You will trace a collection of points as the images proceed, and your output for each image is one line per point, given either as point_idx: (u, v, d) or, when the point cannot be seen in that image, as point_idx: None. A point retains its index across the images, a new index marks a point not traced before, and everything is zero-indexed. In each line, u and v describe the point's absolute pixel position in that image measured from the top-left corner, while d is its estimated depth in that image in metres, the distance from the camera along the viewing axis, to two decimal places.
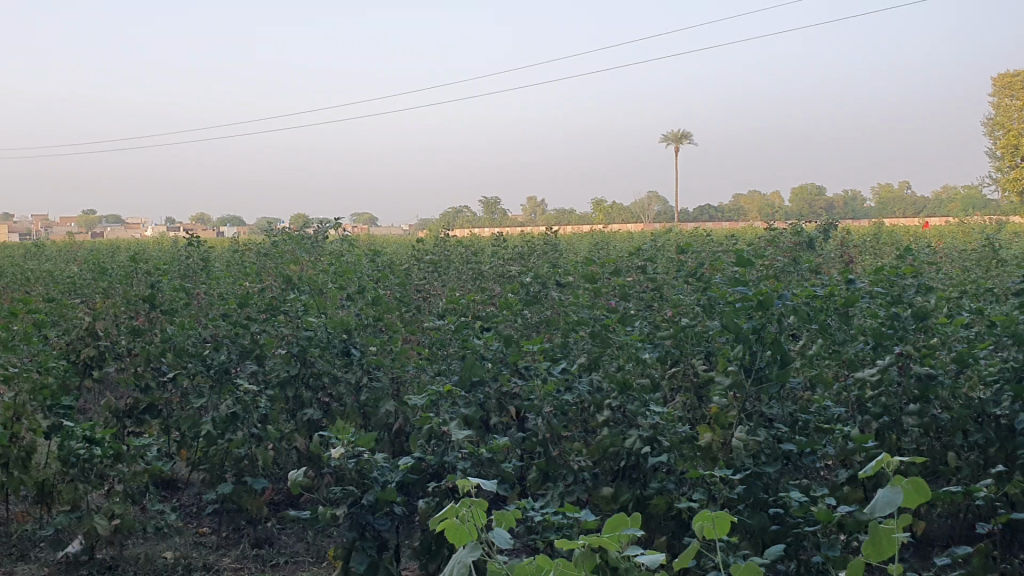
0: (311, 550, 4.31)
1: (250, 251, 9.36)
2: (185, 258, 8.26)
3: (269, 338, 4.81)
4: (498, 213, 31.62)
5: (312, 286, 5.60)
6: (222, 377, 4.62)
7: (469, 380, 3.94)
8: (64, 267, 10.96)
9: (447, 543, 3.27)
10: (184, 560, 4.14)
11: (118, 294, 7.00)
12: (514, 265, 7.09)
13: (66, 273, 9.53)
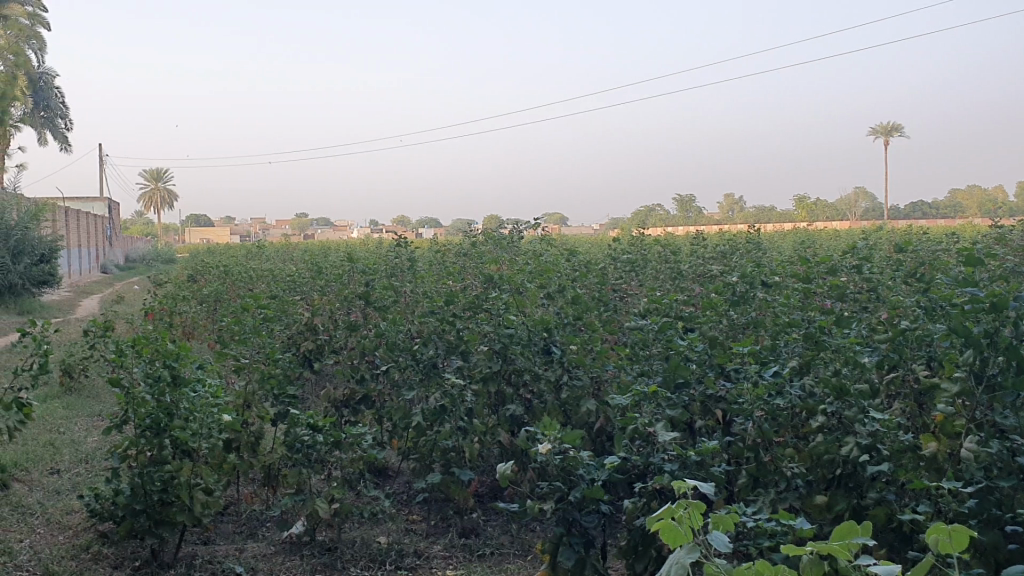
0: (516, 544, 4.39)
1: (451, 251, 9.65)
2: (393, 259, 8.61)
3: (473, 334, 4.92)
4: (693, 213, 31.05)
5: (513, 285, 5.69)
6: (430, 372, 4.86)
7: (674, 381, 3.91)
8: (283, 267, 11.74)
9: (655, 544, 3.25)
10: (397, 545, 4.33)
11: (332, 292, 7.38)
12: (715, 265, 6.91)
13: (285, 273, 10.20)
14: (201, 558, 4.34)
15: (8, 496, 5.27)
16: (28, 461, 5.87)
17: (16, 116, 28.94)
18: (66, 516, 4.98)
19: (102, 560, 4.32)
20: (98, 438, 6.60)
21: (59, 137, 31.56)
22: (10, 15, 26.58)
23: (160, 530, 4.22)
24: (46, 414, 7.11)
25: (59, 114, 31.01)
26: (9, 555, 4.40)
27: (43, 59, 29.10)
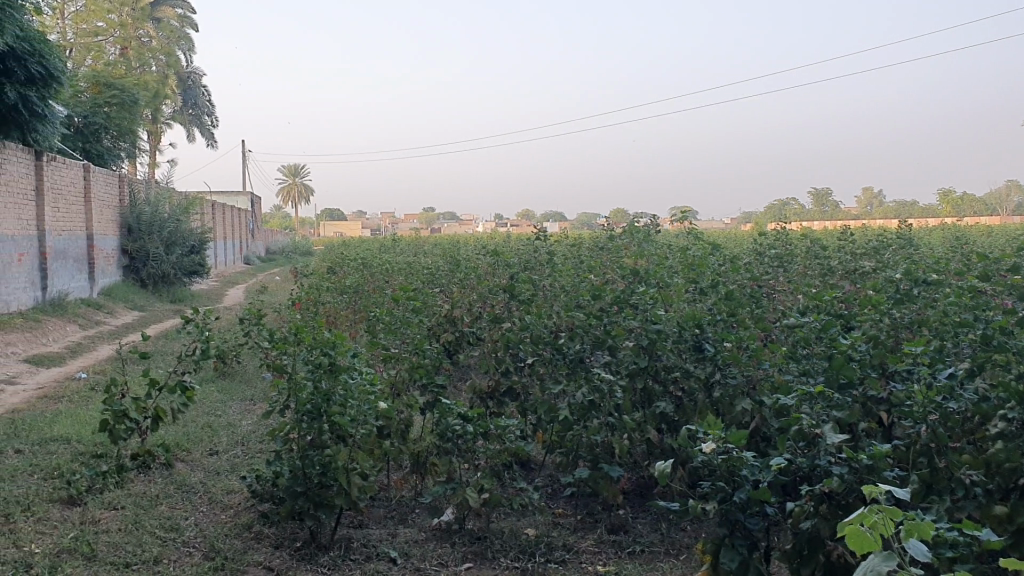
0: (667, 542, 4.32)
1: (587, 246, 9.61)
2: (532, 252, 8.64)
3: (621, 329, 4.81)
4: (828, 206, 30.19)
5: (660, 279, 5.61)
6: (577, 366, 4.74)
7: (838, 381, 3.81)
8: (420, 259, 12.01)
9: (822, 548, 3.14)
10: (545, 538, 4.33)
11: (474, 285, 7.44)
12: (869, 261, 6.66)
13: (423, 266, 10.43)
14: (356, 541, 4.46)
15: (174, 475, 5.56)
16: (189, 443, 6.18)
17: (166, 114, 30.52)
18: (227, 495, 5.21)
19: (263, 539, 4.51)
20: (253, 421, 6.87)
21: (205, 133, 33.09)
22: (162, 18, 28.03)
23: (318, 512, 4.37)
24: (205, 397, 7.47)
25: (205, 111, 32.56)
26: (178, 531, 4.64)
27: (191, 59, 30.56)
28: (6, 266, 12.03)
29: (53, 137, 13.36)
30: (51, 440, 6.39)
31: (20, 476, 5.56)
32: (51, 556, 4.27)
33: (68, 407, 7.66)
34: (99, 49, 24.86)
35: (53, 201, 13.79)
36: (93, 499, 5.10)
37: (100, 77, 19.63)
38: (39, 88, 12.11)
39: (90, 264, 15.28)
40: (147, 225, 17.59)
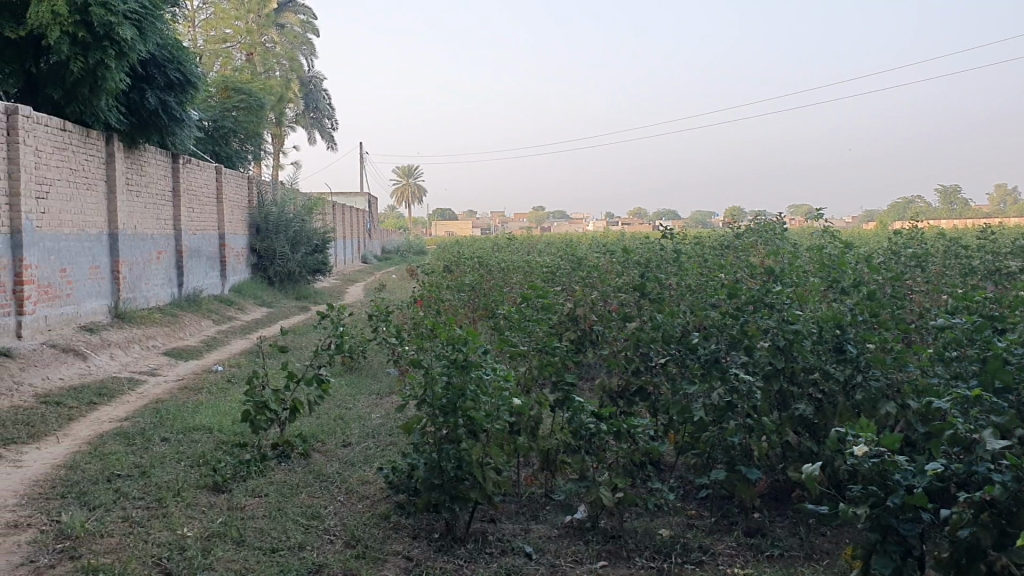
0: (806, 547, 4.23)
1: (712, 244, 9.50)
2: (657, 251, 8.55)
3: (757, 329, 4.71)
4: (958, 204, 28.94)
5: (796, 279, 5.49)
6: (711, 366, 4.65)
7: (993, 385, 3.69)
8: (540, 258, 12.09)
9: (983, 558, 3.01)
10: (680, 539, 4.30)
11: (599, 285, 7.42)
12: (1017, 261, 6.37)
13: (544, 264, 10.51)
14: (491, 535, 4.53)
15: (311, 465, 5.77)
16: (324, 435, 6.40)
17: (289, 116, 31.54)
18: (363, 486, 5.35)
19: (401, 530, 4.63)
20: (382, 415, 7.04)
21: (325, 135, 34.04)
22: (286, 24, 28.99)
23: (454, 504, 4.45)
24: (335, 391, 7.71)
25: (326, 115, 33.59)
26: (319, 519, 4.81)
27: (313, 63, 31.52)
28: (146, 264, 12.67)
29: (189, 140, 14.00)
30: (194, 429, 6.71)
31: (168, 463, 5.86)
32: (203, 539, 4.49)
33: (208, 398, 8.02)
34: (227, 54, 25.92)
35: (188, 201, 14.44)
36: (237, 486, 5.33)
37: (228, 82, 20.45)
38: (178, 93, 12.72)
39: (221, 262, 15.96)
40: (274, 224, 18.23)
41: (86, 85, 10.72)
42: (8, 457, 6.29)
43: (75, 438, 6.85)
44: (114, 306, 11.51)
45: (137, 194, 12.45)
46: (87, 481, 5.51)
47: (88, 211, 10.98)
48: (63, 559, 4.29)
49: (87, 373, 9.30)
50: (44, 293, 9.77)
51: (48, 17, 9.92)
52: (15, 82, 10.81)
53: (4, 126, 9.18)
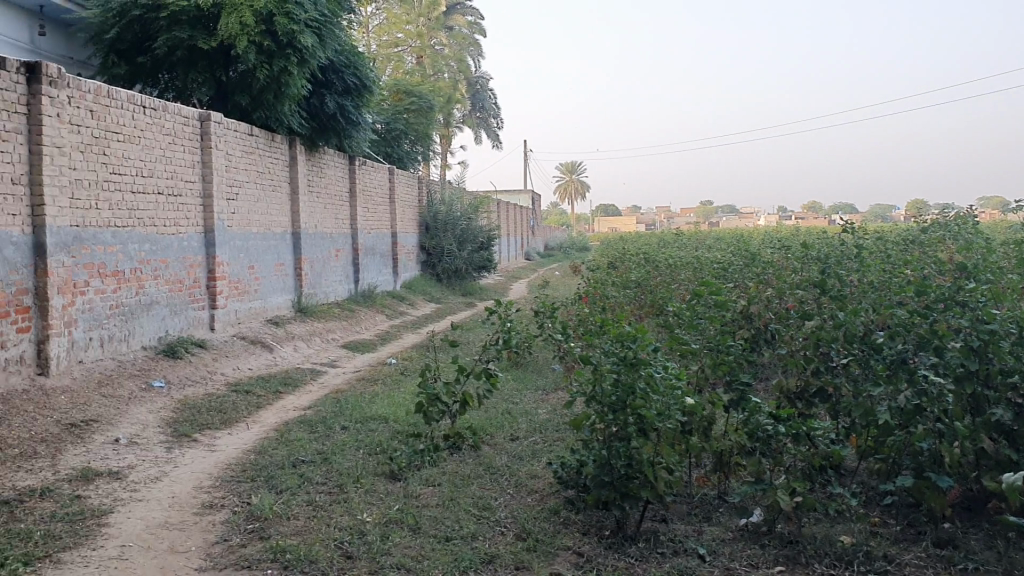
0: (1004, 561, 3.95)
1: (894, 239, 9.04)
2: (836, 246, 8.20)
3: (947, 329, 4.41)
4: None
5: (993, 277, 5.13)
6: (898, 367, 4.39)
7: None
8: (708, 254, 11.87)
9: None
10: (864, 547, 4.11)
11: (773, 281, 7.19)
12: None
13: (713, 260, 10.31)
14: (662, 535, 4.47)
15: (482, 457, 5.88)
16: (494, 428, 6.51)
17: (457, 117, 32.27)
18: (532, 480, 5.40)
19: (571, 525, 4.64)
20: (550, 410, 7.09)
21: (491, 135, 34.60)
22: (455, 26, 29.71)
23: (625, 502, 4.42)
24: (504, 386, 7.84)
25: (492, 114, 34.18)
26: (490, 510, 4.89)
27: (480, 63, 32.12)
28: (325, 261, 13.28)
29: (365, 143, 14.55)
30: (371, 419, 6.97)
31: (348, 450, 6.12)
32: (381, 525, 4.65)
33: (383, 389, 8.32)
34: (399, 58, 26.77)
35: (364, 201, 15.02)
36: (412, 475, 5.50)
37: (401, 86, 21.13)
38: (354, 98, 13.24)
39: (393, 259, 16.53)
40: (443, 222, 18.72)
41: (271, 92, 11.33)
42: (204, 441, 6.73)
43: (262, 425, 7.26)
44: (297, 301, 12.13)
45: (317, 195, 13.06)
46: (273, 465, 5.83)
47: (273, 211, 11.60)
48: (253, 539, 4.56)
49: (273, 363, 9.84)
50: (234, 288, 10.40)
51: (237, 28, 10.58)
52: (208, 90, 11.59)
53: (199, 132, 9.80)
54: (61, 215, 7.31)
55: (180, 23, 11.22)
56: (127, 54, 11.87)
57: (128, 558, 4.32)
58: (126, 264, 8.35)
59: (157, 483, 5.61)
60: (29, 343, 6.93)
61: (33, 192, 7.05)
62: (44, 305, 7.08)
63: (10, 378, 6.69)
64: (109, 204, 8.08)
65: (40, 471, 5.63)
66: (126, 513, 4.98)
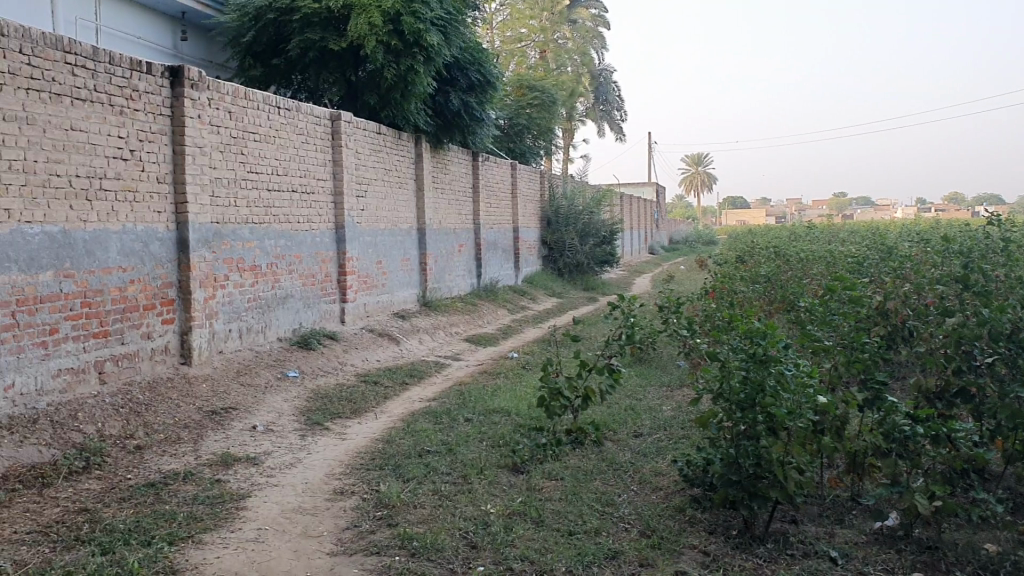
0: None
1: None
2: (981, 240, 7.77)
3: None
4: None
5: None
6: None
7: None
8: (840, 248, 11.47)
9: None
10: (1009, 556, 3.89)
11: (912, 276, 6.87)
12: None
13: (845, 255, 9.96)
14: (792, 536, 4.34)
15: (605, 452, 5.86)
16: (617, 424, 6.48)
17: (580, 110, 32.22)
18: (656, 477, 5.34)
19: (697, 523, 4.57)
20: (674, 407, 7.00)
21: (615, 128, 34.38)
22: (578, 19, 29.65)
23: (753, 502, 4.31)
24: (626, 381, 7.79)
25: (616, 106, 33.98)
26: (614, 506, 4.86)
27: (603, 56, 31.97)
28: (449, 255, 13.49)
29: (489, 139, 14.65)
30: (494, 412, 7.03)
31: (471, 442, 6.19)
32: (505, 517, 4.69)
33: (505, 383, 8.40)
34: (522, 54, 26.97)
35: (487, 196, 15.17)
36: (535, 468, 5.52)
37: (523, 81, 21.24)
38: (479, 94, 13.35)
39: (515, 254, 16.64)
40: (566, 216, 18.73)
41: (398, 90, 11.53)
42: (334, 429, 6.95)
43: (389, 415, 7.43)
44: (422, 295, 12.38)
45: (442, 191, 13.27)
46: (400, 454, 5.96)
47: (400, 207, 11.84)
48: (382, 525, 4.67)
49: (399, 356, 10.06)
50: (363, 282, 10.68)
51: (366, 28, 10.88)
52: (338, 90, 11.93)
53: (330, 132, 10.08)
54: (202, 212, 7.67)
55: (312, 25, 11.62)
56: (262, 57, 12.34)
57: (264, 540, 4.50)
58: (262, 260, 8.69)
59: (291, 470, 5.82)
60: (173, 334, 7.33)
61: (176, 191, 7.42)
62: (188, 298, 7.45)
63: (156, 366, 7.10)
64: (246, 202, 8.41)
65: (183, 455, 5.93)
66: (262, 497, 5.19)
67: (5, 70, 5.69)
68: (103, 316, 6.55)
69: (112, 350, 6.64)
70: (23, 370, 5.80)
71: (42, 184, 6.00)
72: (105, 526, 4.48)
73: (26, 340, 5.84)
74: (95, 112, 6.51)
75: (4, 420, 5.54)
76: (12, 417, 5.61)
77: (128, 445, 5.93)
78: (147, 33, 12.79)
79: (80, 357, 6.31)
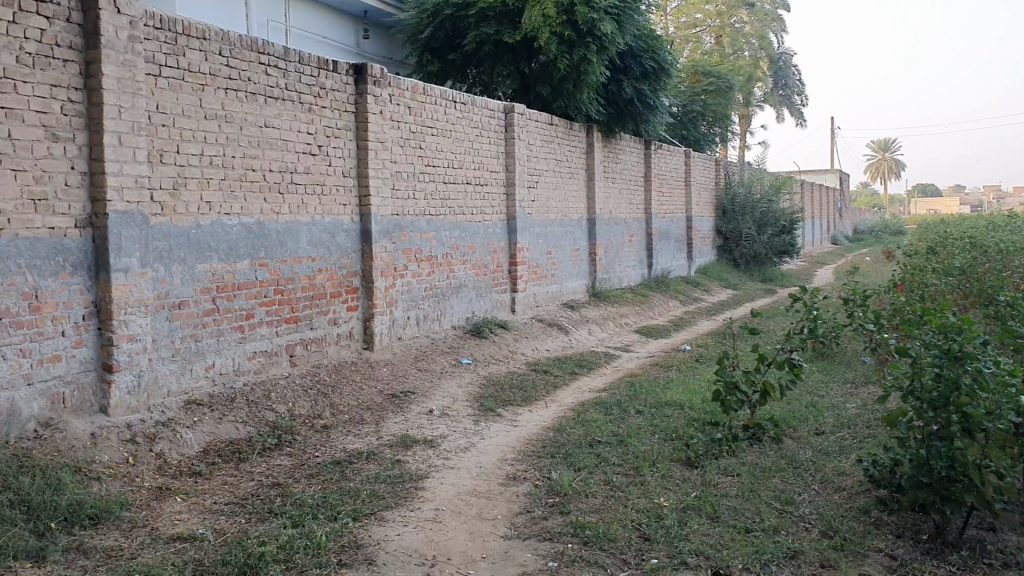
0: None
1: None
2: None
3: None
4: None
5: None
6: None
7: None
8: None
9: None
10: None
11: None
12: None
13: None
14: (990, 544, 4.06)
15: (784, 449, 5.67)
16: (796, 421, 6.27)
17: (758, 96, 31.31)
18: (839, 477, 5.12)
19: (884, 526, 4.35)
20: (859, 404, 6.68)
21: (795, 113, 33.19)
22: (756, 2, 28.80)
23: (946, 506, 4.06)
24: (806, 377, 7.52)
25: (796, 90, 32.80)
26: (794, 505, 4.70)
27: (783, 39, 30.90)
28: (621, 246, 13.44)
29: (662, 127, 14.46)
30: (667, 405, 6.95)
31: (644, 434, 6.14)
32: (679, 511, 4.63)
33: (679, 375, 8.29)
34: (697, 39, 26.55)
35: (659, 186, 14.99)
36: (710, 463, 5.42)
37: (698, 67, 20.83)
38: (652, 82, 13.19)
39: (688, 244, 16.38)
40: (743, 206, 18.26)
41: (570, 81, 11.59)
42: (507, 416, 7.06)
43: (561, 404, 7.49)
44: (593, 285, 12.39)
45: (614, 181, 13.21)
46: (572, 444, 5.98)
47: (572, 197, 11.89)
48: (554, 512, 4.70)
49: (570, 345, 10.11)
50: (534, 272, 10.81)
51: (540, 21, 11.00)
52: (512, 82, 12.08)
53: (503, 124, 10.21)
54: (383, 204, 7.96)
55: (488, 19, 11.82)
56: (439, 52, 12.67)
57: (442, 521, 4.63)
58: (439, 250, 8.93)
59: (466, 453, 5.96)
60: (357, 320, 7.67)
61: (360, 184, 7.73)
62: (370, 286, 7.76)
63: (342, 350, 7.46)
64: (424, 194, 8.67)
65: (365, 436, 6.19)
66: (439, 479, 5.34)
67: (207, 72, 6.09)
68: (294, 303, 6.92)
69: (302, 334, 7.02)
70: (223, 352, 6.22)
71: (240, 179, 6.40)
72: (295, 500, 4.74)
73: (225, 324, 6.25)
74: (286, 109, 6.86)
75: (206, 398, 5.97)
76: (213, 395, 6.05)
77: (316, 424, 6.25)
78: (332, 34, 13.36)
79: (274, 341, 6.70)
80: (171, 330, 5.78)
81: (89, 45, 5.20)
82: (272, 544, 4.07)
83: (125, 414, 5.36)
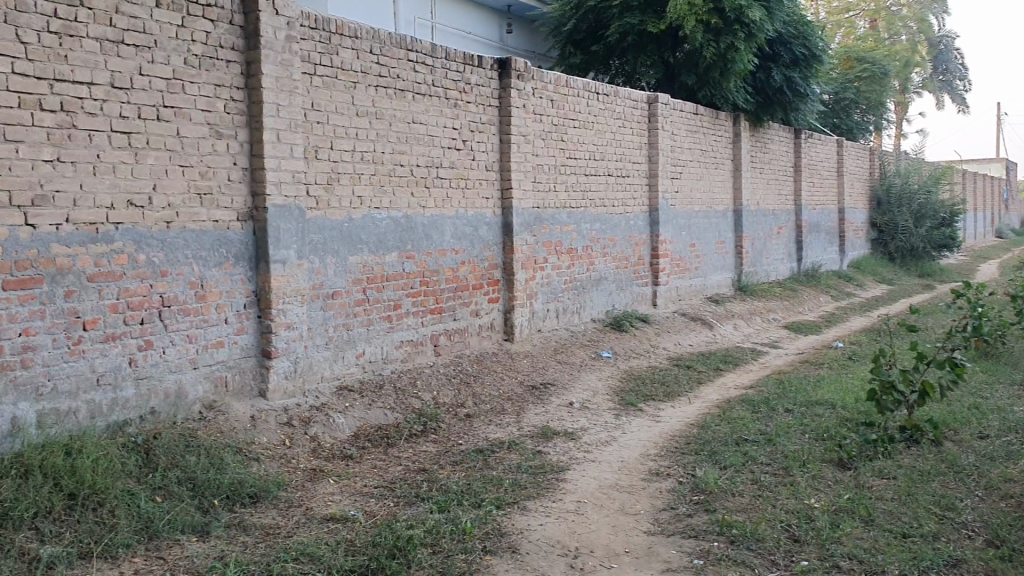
0: None
1: None
2: None
3: None
4: None
5: None
6: None
7: None
8: None
9: None
10: None
11: None
12: None
13: None
14: None
15: (944, 453, 5.39)
16: (958, 424, 5.95)
17: (916, 81, 29.83)
18: (1006, 483, 4.83)
19: None
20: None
21: (957, 99, 31.44)
22: None
23: None
24: (970, 377, 7.12)
25: (958, 75, 31.06)
26: (955, 511, 4.46)
27: (945, 21, 29.32)
28: (767, 239, 13.09)
29: (813, 115, 13.99)
30: (817, 403, 6.73)
31: (793, 433, 5.97)
32: (831, 513, 4.47)
33: (829, 373, 8.01)
34: (850, 24, 25.58)
35: (809, 177, 14.49)
36: (864, 465, 5.21)
37: (850, 53, 19.79)
38: (802, 69, 12.77)
39: (839, 237, 15.78)
40: (899, 198, 17.44)
41: (717, 70, 11.31)
42: (650, 411, 7.00)
43: (705, 400, 7.36)
44: (737, 279, 12.12)
45: (761, 172, 12.86)
46: (718, 441, 5.87)
47: (716, 189, 11.65)
48: (699, 510, 4.63)
49: (713, 340, 9.92)
50: (677, 266, 10.67)
51: (685, 9, 10.81)
52: (655, 73, 11.92)
53: (646, 114, 10.11)
54: (525, 197, 8.02)
55: (631, 10, 11.73)
56: (582, 45, 12.64)
57: (584, 513, 4.64)
58: (580, 242, 8.93)
59: (609, 447, 5.94)
60: (498, 312, 7.77)
61: (503, 177, 7.81)
62: (511, 279, 7.85)
63: (484, 341, 7.58)
64: (565, 186, 8.68)
65: (508, 426, 6.27)
66: (581, 471, 5.35)
67: (358, 70, 6.28)
68: (438, 294, 7.07)
69: (446, 325, 7.16)
70: (372, 340, 6.42)
71: (389, 174, 6.57)
72: (441, 486, 4.85)
73: (375, 314, 6.44)
74: (433, 105, 7.00)
75: (356, 384, 6.18)
76: (363, 382, 6.26)
77: (460, 413, 6.37)
78: (478, 30, 13.57)
79: (419, 331, 6.87)
80: (325, 319, 6.00)
81: (250, 46, 5.46)
82: (419, 528, 4.17)
83: (282, 398, 5.63)
